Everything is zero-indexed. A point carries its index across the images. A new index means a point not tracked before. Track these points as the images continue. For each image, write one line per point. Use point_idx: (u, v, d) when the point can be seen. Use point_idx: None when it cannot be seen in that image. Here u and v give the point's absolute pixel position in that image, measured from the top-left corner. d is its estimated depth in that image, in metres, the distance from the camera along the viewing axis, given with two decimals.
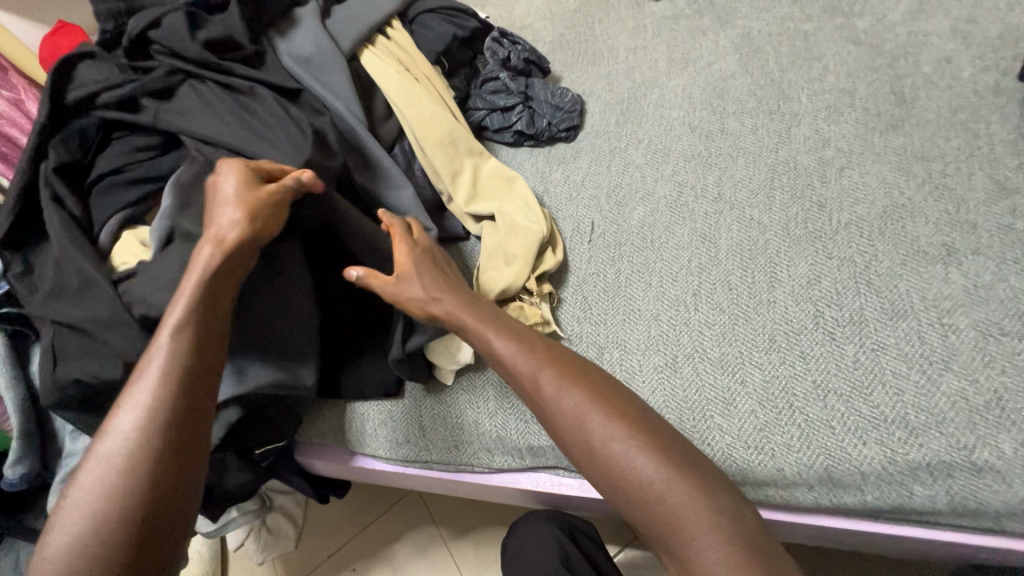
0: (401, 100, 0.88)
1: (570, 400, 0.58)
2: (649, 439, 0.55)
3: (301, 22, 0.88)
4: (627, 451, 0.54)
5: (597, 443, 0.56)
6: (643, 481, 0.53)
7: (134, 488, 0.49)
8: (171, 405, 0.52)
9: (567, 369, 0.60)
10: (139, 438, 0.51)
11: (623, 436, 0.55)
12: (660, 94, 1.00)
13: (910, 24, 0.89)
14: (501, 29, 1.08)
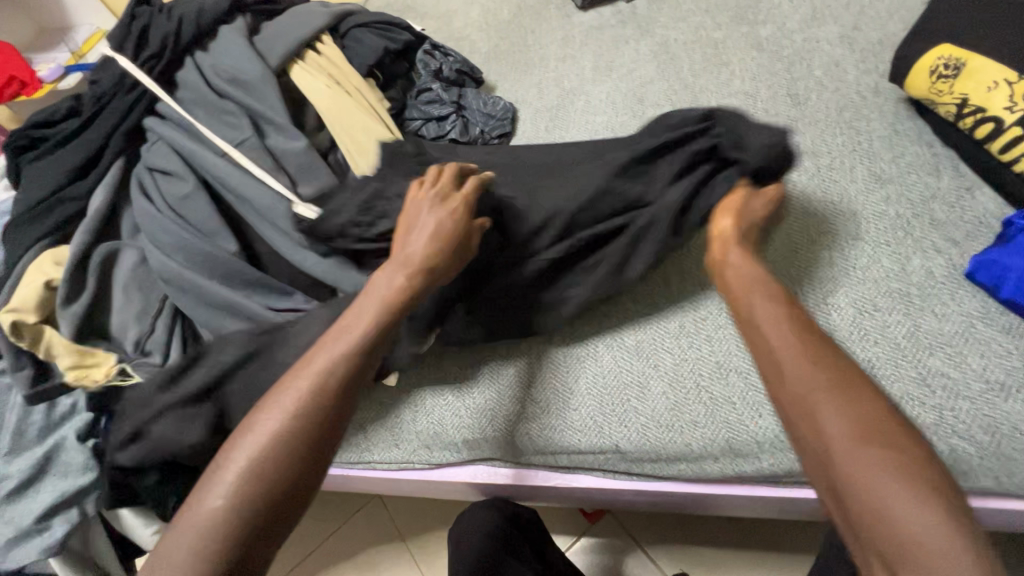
0: (332, 113, 0.91)
1: (801, 389, 0.43)
2: (907, 460, 0.38)
3: (230, 40, 0.91)
4: (881, 471, 0.38)
5: (838, 450, 0.40)
6: (900, 516, 0.37)
7: (249, 506, 0.44)
8: (317, 405, 0.48)
9: (806, 351, 0.45)
10: (267, 451, 0.46)
11: (855, 441, 0.40)
12: (586, 100, 1.05)
13: (805, 31, 0.96)
14: (433, 42, 1.12)
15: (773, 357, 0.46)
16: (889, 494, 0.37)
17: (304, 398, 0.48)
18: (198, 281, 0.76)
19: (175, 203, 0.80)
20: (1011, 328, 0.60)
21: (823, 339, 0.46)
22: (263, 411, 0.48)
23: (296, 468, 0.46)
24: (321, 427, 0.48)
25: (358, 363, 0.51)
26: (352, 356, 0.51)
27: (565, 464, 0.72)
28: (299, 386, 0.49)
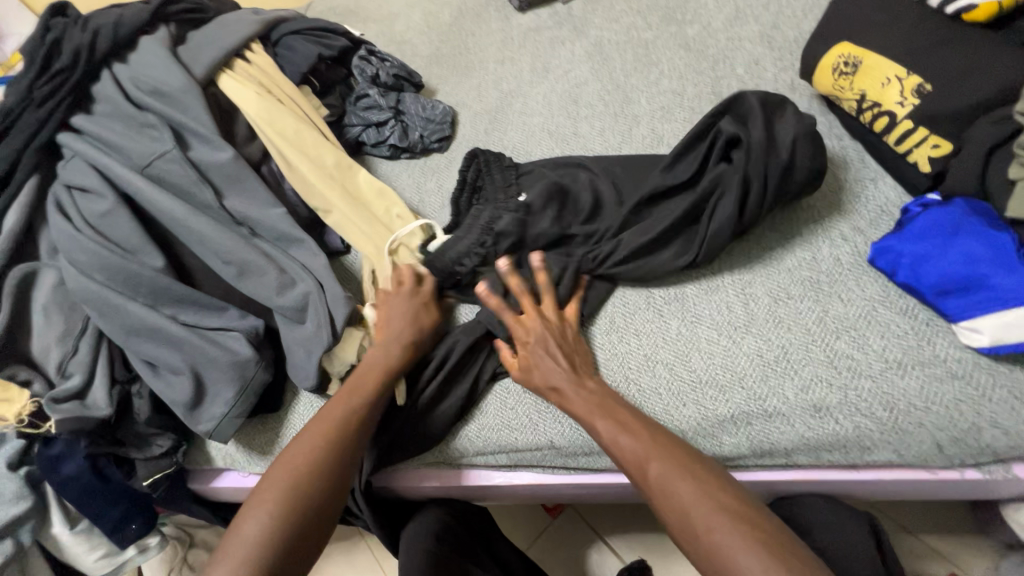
0: (262, 122, 0.90)
1: (675, 487, 0.54)
2: (736, 512, 0.50)
3: (152, 52, 0.89)
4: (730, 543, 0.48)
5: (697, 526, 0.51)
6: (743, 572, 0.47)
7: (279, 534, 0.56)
8: (326, 456, 0.62)
9: (666, 454, 0.57)
10: (296, 492, 0.58)
11: (709, 513, 0.51)
12: (523, 102, 1.06)
13: (729, 31, 0.99)
14: (370, 47, 1.11)
15: (641, 457, 0.57)
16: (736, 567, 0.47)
17: (322, 450, 0.62)
18: (124, 303, 0.75)
19: (95, 220, 0.79)
20: (907, 308, 0.64)
21: (662, 438, 0.58)
22: (278, 468, 0.61)
23: (311, 512, 0.58)
24: (332, 474, 0.61)
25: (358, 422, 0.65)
26: (359, 414, 0.66)
27: (506, 463, 0.73)
28: (311, 440, 0.62)
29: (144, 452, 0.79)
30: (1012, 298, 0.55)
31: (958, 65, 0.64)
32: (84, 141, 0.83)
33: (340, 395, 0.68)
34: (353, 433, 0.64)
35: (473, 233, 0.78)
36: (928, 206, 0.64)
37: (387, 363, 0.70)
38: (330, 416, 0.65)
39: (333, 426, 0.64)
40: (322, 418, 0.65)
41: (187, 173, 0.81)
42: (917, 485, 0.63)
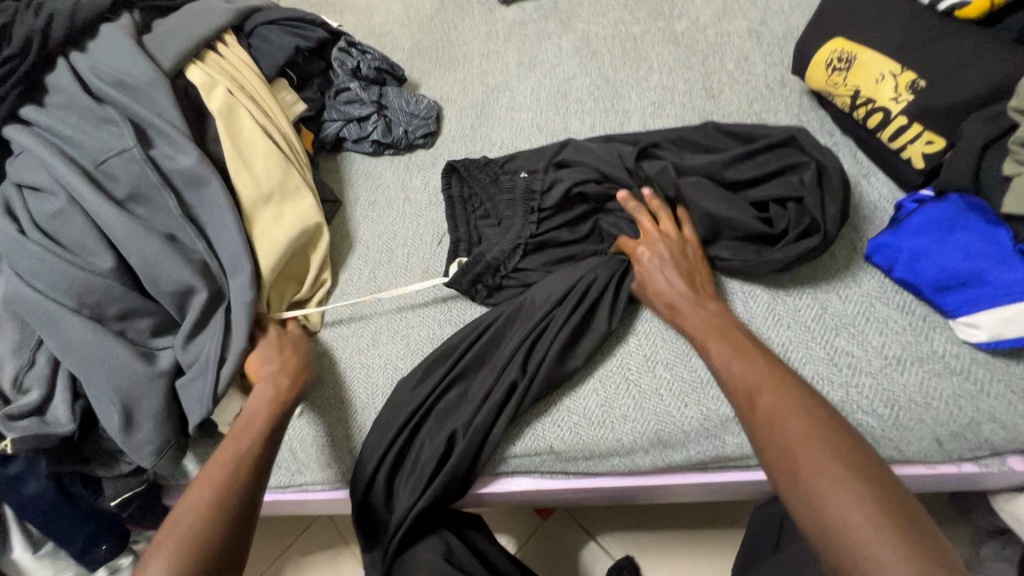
0: (234, 117, 0.85)
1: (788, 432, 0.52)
2: (855, 465, 0.48)
3: (113, 41, 0.83)
4: (841, 489, 0.47)
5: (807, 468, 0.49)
6: (851, 524, 0.45)
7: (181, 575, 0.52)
8: (211, 506, 0.58)
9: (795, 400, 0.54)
10: (199, 530, 0.55)
11: (828, 461, 0.49)
12: (510, 97, 1.03)
13: (717, 26, 0.99)
14: (350, 39, 1.07)
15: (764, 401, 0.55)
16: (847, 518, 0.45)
17: (208, 495, 0.59)
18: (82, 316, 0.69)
19: (49, 222, 0.73)
20: (904, 304, 0.64)
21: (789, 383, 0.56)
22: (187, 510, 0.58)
23: (218, 547, 0.55)
24: (236, 506, 0.59)
25: (252, 457, 0.63)
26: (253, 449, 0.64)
27: (504, 470, 0.71)
28: (201, 491, 0.59)
29: (111, 470, 0.74)
30: (1010, 293, 0.55)
31: (951, 62, 0.64)
32: (36, 136, 0.77)
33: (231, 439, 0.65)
34: (250, 467, 0.62)
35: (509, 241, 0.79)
36: (923, 202, 0.64)
37: (264, 401, 0.68)
38: (217, 467, 0.61)
39: (235, 463, 0.62)
40: (212, 467, 0.61)
41: (149, 173, 0.75)
42: (915, 480, 0.64)
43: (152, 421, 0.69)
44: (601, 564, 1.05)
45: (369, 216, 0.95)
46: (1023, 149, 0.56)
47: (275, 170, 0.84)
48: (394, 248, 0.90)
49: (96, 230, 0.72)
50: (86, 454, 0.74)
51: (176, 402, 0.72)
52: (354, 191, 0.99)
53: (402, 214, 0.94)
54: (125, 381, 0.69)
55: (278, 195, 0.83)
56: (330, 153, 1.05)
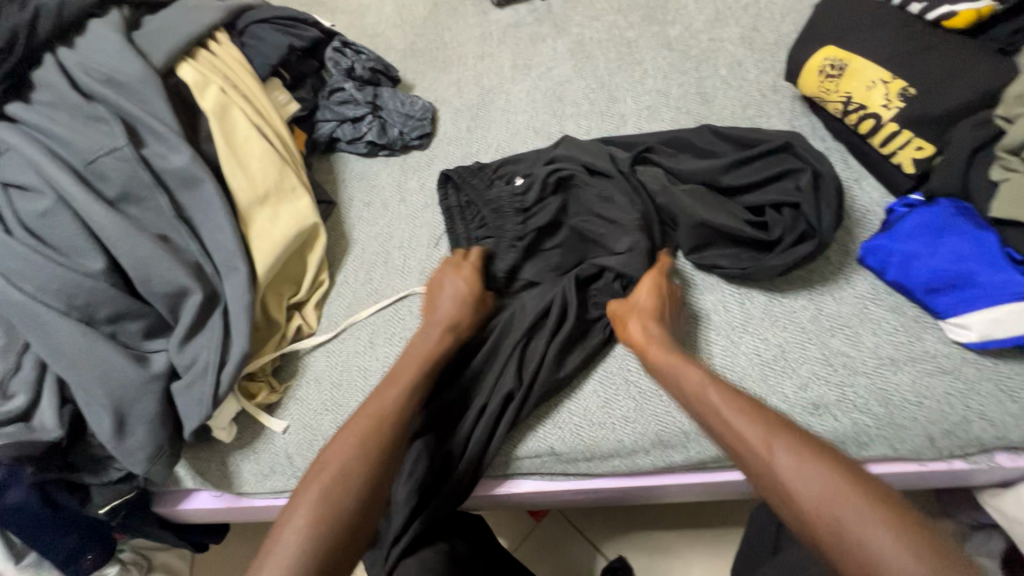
0: (229, 117, 0.84)
1: (782, 464, 0.51)
2: (849, 480, 0.48)
3: (102, 37, 0.81)
4: (854, 514, 0.46)
5: (811, 495, 0.48)
6: (872, 548, 0.44)
7: (314, 538, 0.53)
8: (359, 462, 0.58)
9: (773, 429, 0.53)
10: (338, 491, 0.55)
11: (827, 486, 0.48)
12: (506, 100, 1.03)
13: (710, 32, 1.00)
14: (343, 39, 1.06)
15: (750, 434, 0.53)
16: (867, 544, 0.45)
17: (356, 451, 0.58)
18: (68, 318, 0.68)
19: (34, 221, 0.71)
20: (895, 305, 0.65)
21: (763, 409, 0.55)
22: (317, 470, 0.58)
23: (362, 506, 0.56)
24: (376, 469, 0.58)
25: (403, 410, 0.63)
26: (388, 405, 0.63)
27: (503, 472, 0.70)
28: (352, 447, 0.59)
29: (100, 476, 0.72)
30: (998, 294, 0.57)
31: (940, 70, 0.66)
32: (20, 133, 0.74)
33: (378, 389, 0.65)
34: (398, 423, 0.62)
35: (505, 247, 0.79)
36: (914, 205, 0.66)
37: (425, 349, 0.69)
38: (354, 426, 0.61)
39: (379, 416, 0.61)
40: (360, 418, 0.61)
41: (141, 172, 0.74)
42: (908, 477, 0.65)
43: (145, 426, 0.68)
44: (595, 565, 1.05)
45: (364, 218, 0.94)
46: (1011, 156, 0.59)
47: (271, 170, 0.83)
48: (391, 250, 0.89)
49: (85, 230, 0.70)
50: (74, 461, 0.72)
51: (169, 406, 0.70)
52: (349, 192, 0.98)
53: (399, 216, 0.93)
54: (117, 385, 0.67)
55: (274, 196, 0.83)
56: (324, 154, 1.04)
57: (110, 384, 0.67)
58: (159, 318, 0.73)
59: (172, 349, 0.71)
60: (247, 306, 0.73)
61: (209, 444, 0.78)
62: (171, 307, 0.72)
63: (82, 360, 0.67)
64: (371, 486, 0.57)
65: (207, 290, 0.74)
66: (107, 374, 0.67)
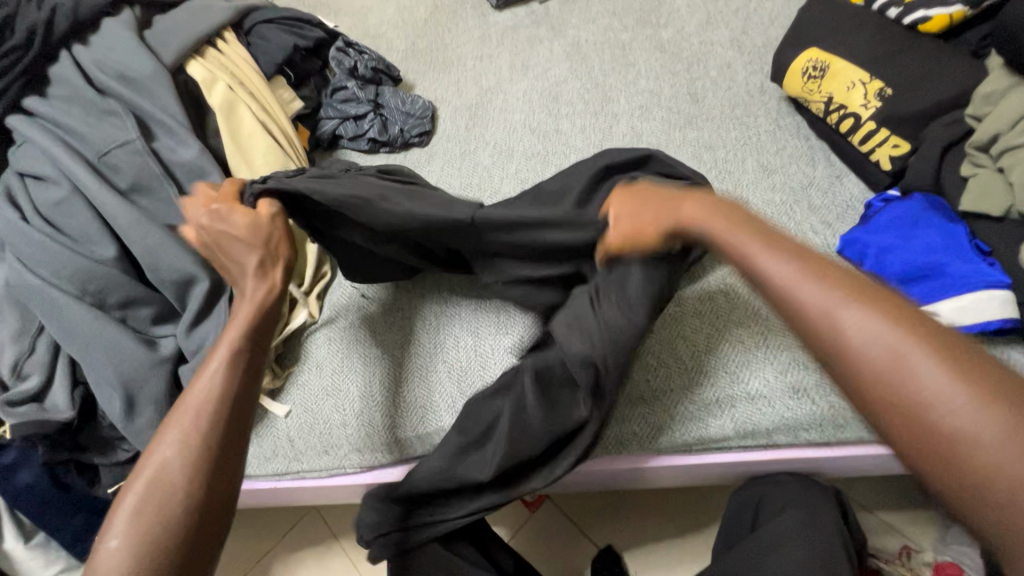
0: (235, 113, 0.87)
1: (831, 316, 0.40)
2: (933, 342, 0.37)
3: (116, 35, 0.85)
4: (913, 364, 0.37)
5: (854, 350, 0.39)
6: (951, 408, 0.35)
7: (159, 527, 0.45)
8: (187, 445, 0.49)
9: (830, 282, 0.42)
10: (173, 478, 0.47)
11: (900, 340, 0.38)
12: (503, 99, 1.07)
13: (701, 35, 1.04)
14: (347, 39, 1.09)
15: (800, 285, 0.43)
16: (919, 392, 0.36)
17: (180, 443, 0.49)
18: (81, 302, 0.71)
19: (49, 210, 0.74)
20: None
21: (819, 264, 0.44)
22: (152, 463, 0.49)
23: (196, 494, 0.47)
24: (209, 447, 0.49)
25: (230, 376, 0.53)
26: (218, 374, 0.53)
27: None
28: (176, 430, 0.49)
29: (109, 457, 0.75)
30: (966, 282, 0.59)
31: (916, 72, 0.70)
32: (37, 126, 0.78)
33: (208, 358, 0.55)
34: (230, 384, 0.53)
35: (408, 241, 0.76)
36: (889, 201, 0.69)
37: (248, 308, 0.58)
38: (191, 402, 0.51)
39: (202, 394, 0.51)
40: (187, 401, 0.51)
41: (151, 164, 0.77)
42: (880, 458, 0.68)
43: (153, 407, 0.71)
44: (587, 553, 1.08)
45: None
46: (978, 153, 0.63)
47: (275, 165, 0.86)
48: None
49: (98, 219, 0.73)
50: (85, 441, 0.74)
51: (176, 389, 0.73)
52: None
53: None
54: (127, 366, 0.70)
55: None
56: (327, 150, 1.07)
57: (120, 366, 0.70)
58: (167, 304, 0.76)
59: (180, 335, 0.74)
60: None
61: None
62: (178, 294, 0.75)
63: (93, 342, 0.70)
64: (209, 462, 0.48)
65: (213, 277, 0.76)
66: (117, 356, 0.70)
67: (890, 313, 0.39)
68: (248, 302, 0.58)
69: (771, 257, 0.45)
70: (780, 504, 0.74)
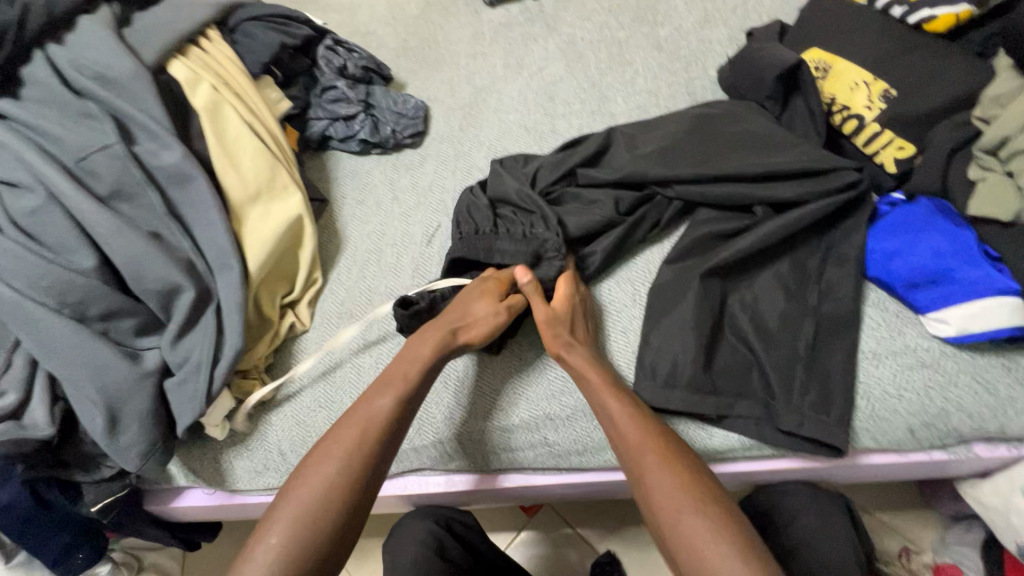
0: (221, 115, 0.84)
1: (638, 480, 0.57)
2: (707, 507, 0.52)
3: (93, 34, 0.81)
4: (694, 533, 0.51)
5: (664, 513, 0.53)
6: (702, 548, 0.50)
7: (299, 548, 0.52)
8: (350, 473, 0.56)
9: (654, 455, 0.57)
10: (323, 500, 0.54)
11: (683, 498, 0.53)
12: (498, 99, 1.04)
13: (699, 33, 1.02)
14: (335, 37, 1.06)
15: (629, 462, 0.58)
16: (701, 556, 0.50)
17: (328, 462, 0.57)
18: (58, 316, 0.68)
19: (24, 218, 0.71)
20: (878, 300, 0.66)
21: (645, 418, 0.60)
22: (295, 487, 0.56)
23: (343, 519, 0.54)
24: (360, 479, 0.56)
25: (393, 417, 0.60)
26: (375, 407, 0.61)
27: (496, 466, 0.73)
28: (339, 454, 0.57)
29: (93, 474, 0.72)
30: (972, 289, 0.59)
31: (920, 72, 0.68)
32: (10, 130, 0.74)
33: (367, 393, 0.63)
34: (395, 418, 0.61)
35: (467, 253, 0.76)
36: (896, 204, 0.68)
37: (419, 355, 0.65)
38: (349, 430, 0.59)
39: (361, 427, 0.59)
40: (343, 428, 0.59)
41: (132, 169, 0.74)
42: (893, 468, 0.68)
43: (137, 423, 0.68)
44: (588, 559, 1.07)
45: (357, 216, 0.95)
46: (986, 156, 0.62)
47: (263, 167, 0.83)
48: (383, 247, 0.90)
49: (76, 228, 0.70)
50: (66, 459, 0.72)
51: (162, 403, 0.71)
52: (342, 190, 0.99)
53: (391, 214, 0.94)
54: (110, 382, 0.67)
55: (266, 193, 0.83)
56: (316, 152, 1.04)
57: (102, 381, 0.67)
58: (151, 315, 0.73)
59: (164, 346, 0.72)
60: (239, 304, 0.74)
61: (201, 443, 0.78)
62: (162, 304, 0.72)
63: (74, 357, 0.67)
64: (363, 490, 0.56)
65: (199, 287, 0.74)
66: (99, 371, 0.67)
67: (691, 476, 0.55)
68: (431, 347, 0.66)
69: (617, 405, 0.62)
70: (792, 513, 0.73)
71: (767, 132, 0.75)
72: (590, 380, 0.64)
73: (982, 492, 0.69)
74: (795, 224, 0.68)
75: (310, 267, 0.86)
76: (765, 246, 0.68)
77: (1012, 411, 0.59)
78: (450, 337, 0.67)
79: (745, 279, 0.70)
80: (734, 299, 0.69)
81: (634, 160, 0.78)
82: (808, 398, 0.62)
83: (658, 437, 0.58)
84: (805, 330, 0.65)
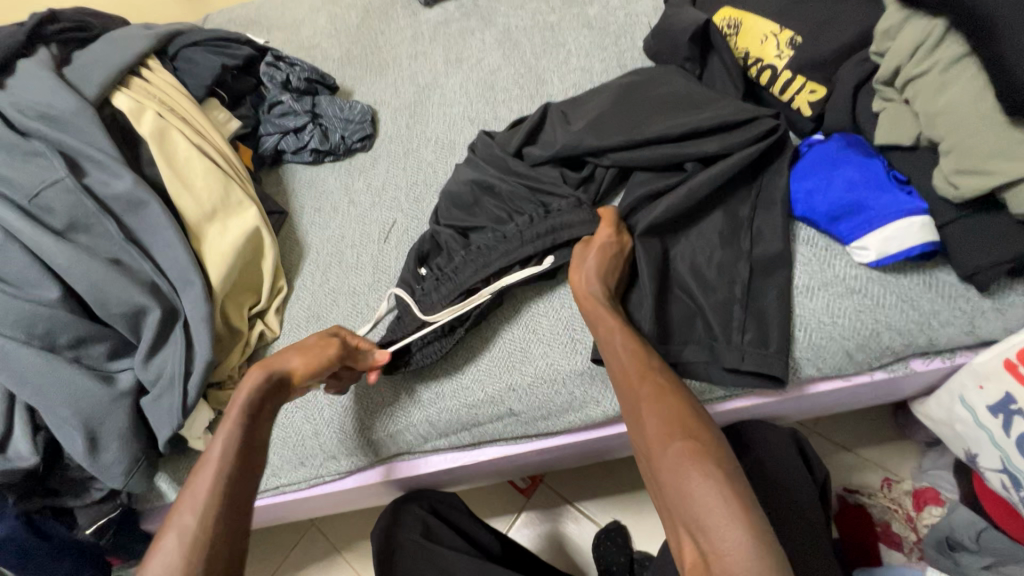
0: (168, 139, 0.86)
1: (638, 417, 0.57)
2: (693, 439, 0.52)
3: (34, 76, 0.84)
4: (682, 458, 0.51)
5: (655, 444, 0.54)
6: (683, 471, 0.50)
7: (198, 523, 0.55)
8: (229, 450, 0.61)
9: (649, 390, 0.58)
10: (194, 541, 0.53)
11: (672, 430, 0.54)
12: (441, 94, 1.07)
13: (626, 8, 1.06)
14: (277, 53, 1.09)
15: (628, 393, 0.59)
16: (683, 478, 0.50)
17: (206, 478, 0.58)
18: (25, 350, 0.70)
19: None
20: (808, 238, 0.70)
21: (645, 357, 0.61)
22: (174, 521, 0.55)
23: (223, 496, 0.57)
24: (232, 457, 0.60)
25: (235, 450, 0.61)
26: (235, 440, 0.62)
27: (469, 441, 0.76)
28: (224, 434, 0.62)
29: (83, 498, 0.75)
30: (888, 214, 0.62)
31: (820, 18, 0.72)
32: None
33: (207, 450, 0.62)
34: (257, 403, 0.65)
35: (532, 242, 0.74)
36: (813, 144, 0.72)
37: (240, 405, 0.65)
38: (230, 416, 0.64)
39: (209, 464, 0.59)
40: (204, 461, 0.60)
41: (85, 201, 0.76)
42: (845, 394, 0.71)
43: (119, 441, 0.71)
44: (585, 530, 1.10)
45: (317, 222, 0.98)
46: (885, 88, 0.65)
47: (216, 187, 0.86)
48: (344, 249, 0.93)
49: (36, 262, 0.73)
50: (55, 487, 0.74)
51: (140, 421, 0.73)
52: (300, 201, 1.01)
53: (349, 217, 0.96)
54: (86, 405, 0.70)
55: (221, 211, 0.86)
56: (272, 167, 1.07)
57: (77, 406, 0.69)
58: (122, 338, 0.76)
59: (137, 367, 0.74)
60: (205, 317, 0.76)
61: (187, 456, 0.81)
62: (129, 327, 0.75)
63: (48, 384, 0.69)
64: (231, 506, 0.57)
65: (165, 306, 0.76)
66: (75, 396, 0.70)
67: (685, 412, 0.55)
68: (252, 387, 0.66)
69: (626, 344, 0.62)
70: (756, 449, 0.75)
71: (690, 88, 0.79)
72: (608, 326, 0.64)
73: (931, 408, 0.73)
74: (724, 176, 0.71)
75: (272, 276, 0.89)
76: (697, 200, 0.71)
77: (937, 324, 0.64)
78: (266, 375, 0.67)
79: (683, 235, 0.73)
80: (675, 255, 0.72)
81: (567, 134, 0.81)
82: (747, 336, 0.65)
83: (654, 377, 0.59)
84: (740, 274, 0.68)
